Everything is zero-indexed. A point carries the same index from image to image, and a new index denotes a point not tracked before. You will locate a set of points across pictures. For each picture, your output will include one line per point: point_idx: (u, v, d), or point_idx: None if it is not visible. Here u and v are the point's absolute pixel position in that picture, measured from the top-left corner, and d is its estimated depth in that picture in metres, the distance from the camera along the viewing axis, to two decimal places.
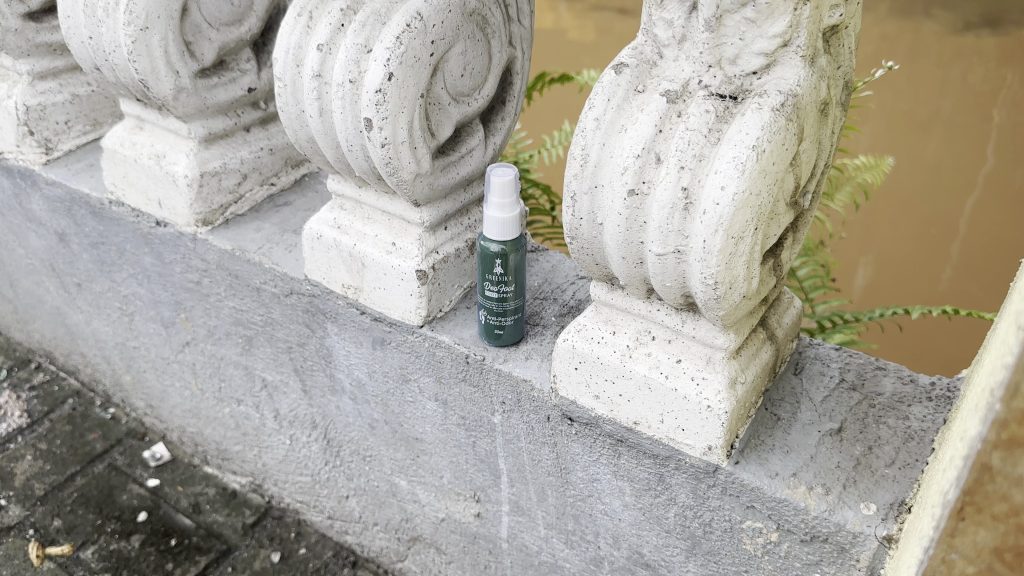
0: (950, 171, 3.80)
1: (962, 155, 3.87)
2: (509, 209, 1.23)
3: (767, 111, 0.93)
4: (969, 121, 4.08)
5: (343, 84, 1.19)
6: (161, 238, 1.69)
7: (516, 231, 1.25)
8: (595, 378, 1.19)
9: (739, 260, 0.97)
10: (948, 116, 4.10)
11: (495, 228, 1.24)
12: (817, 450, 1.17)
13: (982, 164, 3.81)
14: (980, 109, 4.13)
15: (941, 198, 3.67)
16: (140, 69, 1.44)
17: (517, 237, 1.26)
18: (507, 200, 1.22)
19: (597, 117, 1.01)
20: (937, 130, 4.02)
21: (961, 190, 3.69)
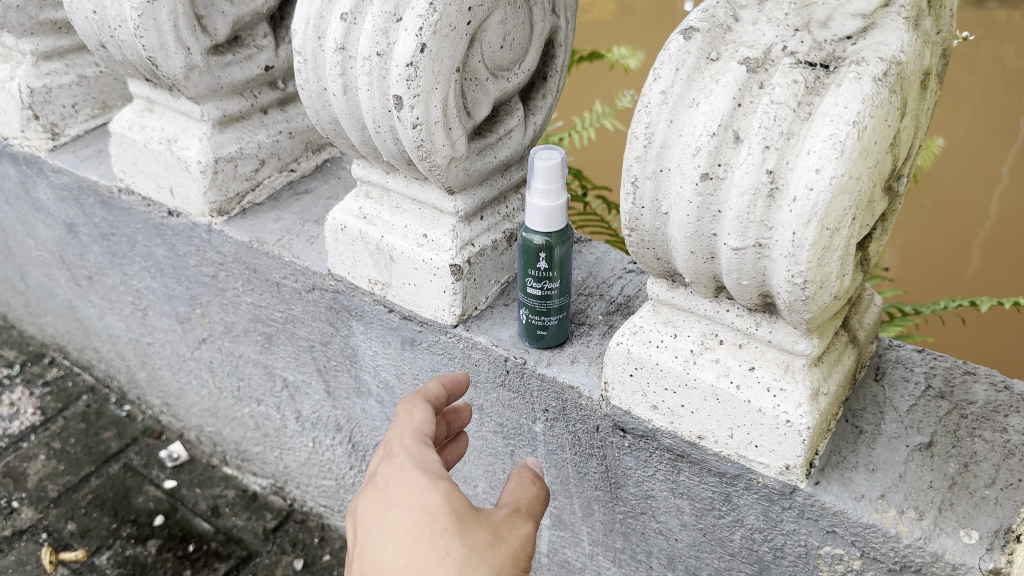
0: (979, 158, 3.59)
1: (996, 144, 3.65)
2: (556, 197, 1.09)
3: (868, 81, 0.80)
4: (1002, 107, 3.87)
5: (370, 57, 1.06)
6: (174, 229, 1.57)
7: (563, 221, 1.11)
8: (653, 387, 1.06)
9: (833, 255, 0.84)
10: (979, 98, 3.91)
11: (539, 220, 1.11)
12: (906, 468, 1.04)
13: (1012, 154, 3.59)
14: (1010, 92, 3.98)
15: (970, 187, 3.46)
16: (147, 45, 1.31)
17: (563, 228, 1.12)
18: (549, 188, 1.08)
19: (663, 90, 0.87)
20: (965, 116, 3.81)
21: (992, 178, 3.47)
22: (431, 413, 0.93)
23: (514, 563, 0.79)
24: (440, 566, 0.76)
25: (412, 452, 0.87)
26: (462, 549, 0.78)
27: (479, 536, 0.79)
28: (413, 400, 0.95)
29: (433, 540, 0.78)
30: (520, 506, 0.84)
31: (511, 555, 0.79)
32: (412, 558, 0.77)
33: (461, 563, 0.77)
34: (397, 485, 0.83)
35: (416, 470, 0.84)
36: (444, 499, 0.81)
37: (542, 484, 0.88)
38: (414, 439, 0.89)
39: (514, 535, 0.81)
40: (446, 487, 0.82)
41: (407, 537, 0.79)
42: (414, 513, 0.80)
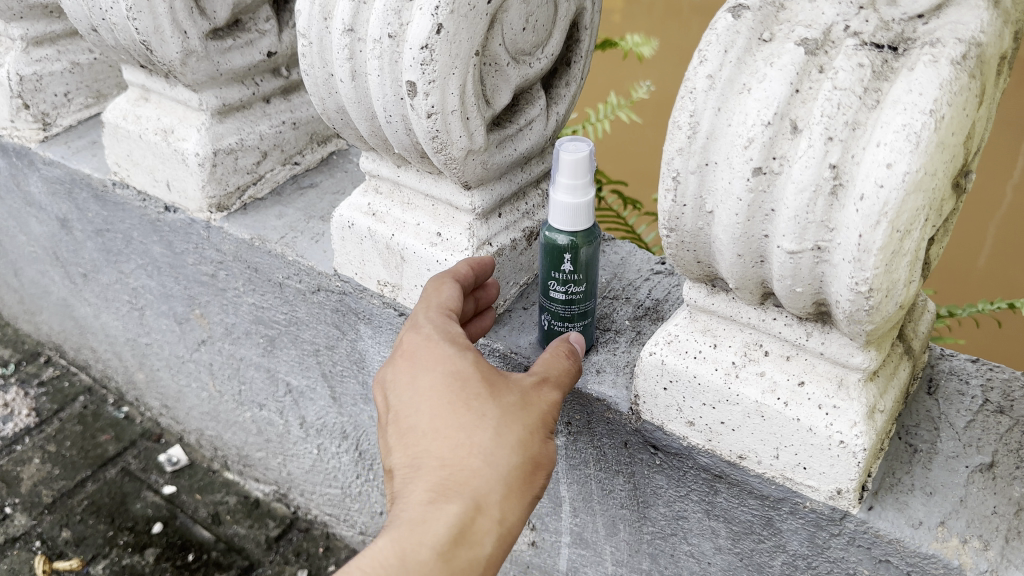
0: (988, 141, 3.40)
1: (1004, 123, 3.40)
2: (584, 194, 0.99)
3: (946, 65, 0.71)
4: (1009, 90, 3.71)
5: (380, 39, 0.96)
6: (171, 225, 1.48)
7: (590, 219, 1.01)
8: (690, 401, 0.98)
9: (902, 261, 0.75)
10: None
11: (564, 217, 1.01)
12: (967, 492, 0.95)
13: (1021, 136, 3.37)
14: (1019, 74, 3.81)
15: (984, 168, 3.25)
16: (141, 28, 1.22)
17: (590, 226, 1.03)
18: (577, 185, 0.97)
19: (710, 74, 0.78)
20: None
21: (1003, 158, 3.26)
22: (457, 291, 0.98)
23: (541, 424, 0.85)
24: (478, 426, 0.82)
25: (436, 326, 0.91)
26: (496, 410, 0.83)
27: (510, 399, 0.85)
28: (439, 278, 0.99)
29: (469, 403, 0.83)
30: (545, 377, 0.90)
31: (540, 416, 0.86)
32: (450, 419, 0.83)
33: (498, 423, 0.82)
34: (428, 354, 0.88)
35: (444, 342, 0.89)
36: (473, 367, 0.86)
37: (575, 357, 0.95)
38: (436, 314, 0.93)
39: (541, 402, 0.87)
40: (473, 357, 0.87)
41: (443, 399, 0.84)
42: (446, 379, 0.85)
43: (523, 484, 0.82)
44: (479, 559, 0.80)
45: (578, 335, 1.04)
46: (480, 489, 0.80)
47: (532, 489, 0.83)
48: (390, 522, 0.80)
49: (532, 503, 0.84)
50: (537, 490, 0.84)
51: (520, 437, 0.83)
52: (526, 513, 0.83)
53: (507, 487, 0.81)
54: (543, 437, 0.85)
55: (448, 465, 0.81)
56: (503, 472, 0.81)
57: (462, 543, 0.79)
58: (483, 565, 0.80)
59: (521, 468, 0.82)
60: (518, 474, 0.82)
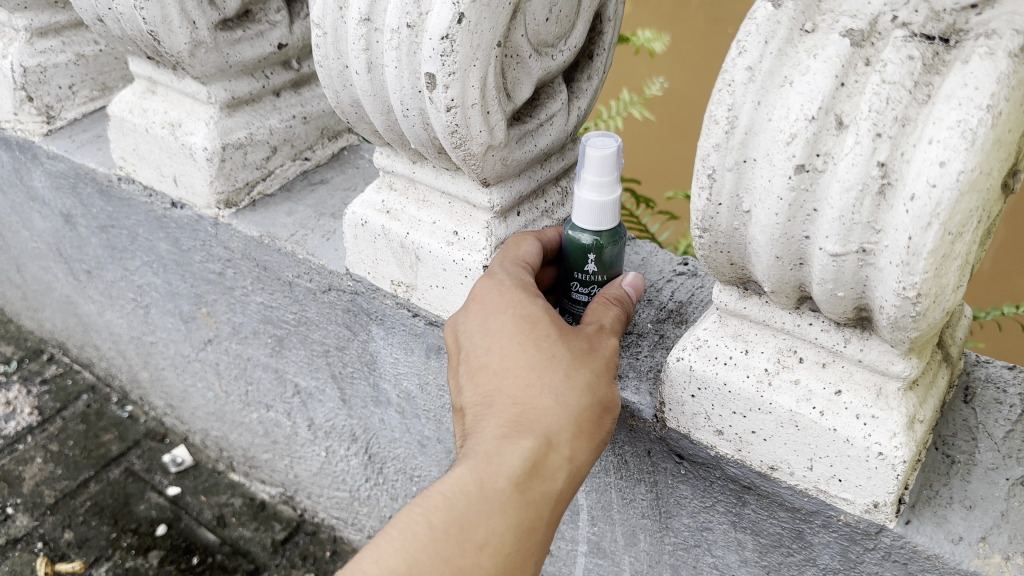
0: None
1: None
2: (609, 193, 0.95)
3: (1004, 58, 0.67)
4: None
5: (398, 30, 0.92)
6: (177, 222, 1.44)
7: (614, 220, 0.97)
8: (719, 409, 0.94)
9: (952, 265, 0.71)
10: None
11: (587, 216, 0.97)
12: (1008, 506, 0.91)
13: None
14: None
15: None
16: (148, 18, 1.18)
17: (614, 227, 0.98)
18: (602, 183, 0.94)
19: (750, 65, 0.74)
20: None
21: None
22: (537, 248, 1.01)
23: (608, 368, 0.87)
24: (550, 366, 0.84)
25: (508, 274, 0.94)
26: (567, 352, 0.85)
27: (579, 342, 0.87)
28: (518, 237, 1.02)
29: (540, 344, 0.85)
30: (608, 324, 0.91)
31: (608, 359, 0.88)
32: (523, 359, 0.85)
33: (568, 364, 0.85)
34: (500, 298, 0.90)
35: (515, 288, 0.91)
36: (544, 311, 0.88)
37: (621, 305, 0.95)
38: (509, 265, 0.96)
39: (607, 346, 0.89)
40: (544, 303, 0.89)
41: (515, 341, 0.86)
42: (518, 322, 0.88)
43: (592, 424, 0.84)
44: (550, 493, 0.82)
45: (635, 278, 0.98)
46: (552, 425, 0.82)
47: (600, 429, 0.86)
48: (465, 455, 0.83)
49: (599, 444, 0.86)
50: (604, 433, 0.86)
51: (589, 379, 0.85)
52: (593, 454, 0.86)
53: (577, 425, 0.84)
54: (610, 380, 0.87)
55: (520, 403, 0.83)
56: (574, 411, 0.83)
57: (535, 478, 0.81)
58: (553, 500, 0.83)
59: (590, 408, 0.84)
60: (587, 414, 0.84)
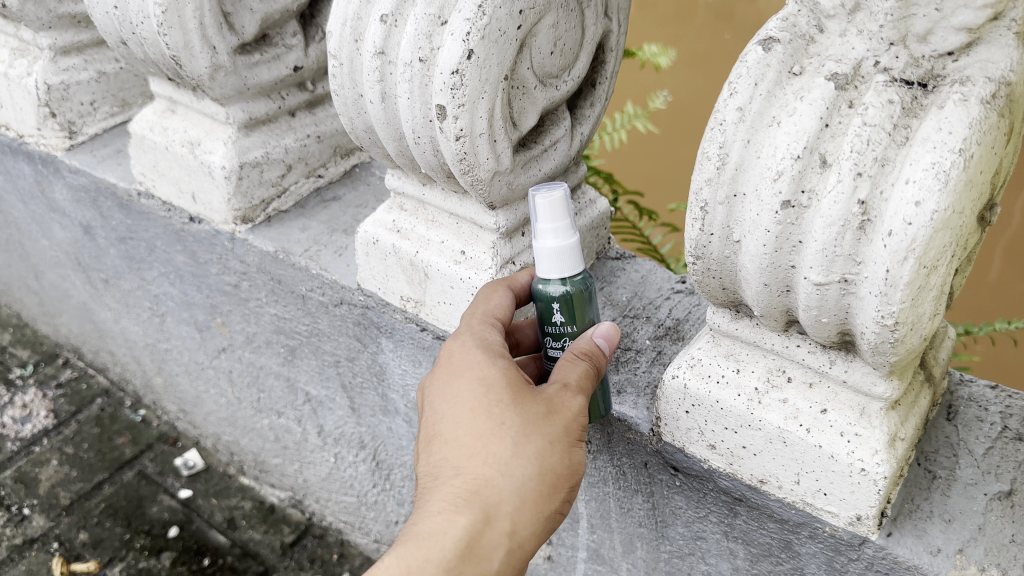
0: None
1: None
2: (569, 240, 0.94)
3: (976, 104, 0.72)
4: None
5: (411, 63, 0.97)
6: (195, 236, 1.49)
7: (579, 265, 0.96)
8: (711, 425, 0.99)
9: (928, 296, 0.76)
10: None
11: (551, 267, 0.95)
12: (985, 520, 0.96)
13: None
14: None
15: None
16: (171, 43, 1.24)
17: (584, 274, 0.97)
18: (562, 232, 0.93)
19: (741, 106, 0.79)
20: None
21: None
22: (509, 299, 0.99)
23: (564, 433, 0.86)
24: (497, 438, 0.84)
25: (475, 331, 0.93)
26: (517, 420, 0.85)
27: (534, 407, 0.85)
28: (494, 285, 1.01)
29: (490, 412, 0.85)
30: (575, 380, 0.88)
31: (565, 425, 0.86)
32: (472, 428, 0.85)
33: (516, 436, 0.84)
34: (459, 359, 0.90)
35: (478, 348, 0.91)
36: (501, 375, 0.87)
37: (590, 359, 0.91)
38: (478, 319, 0.95)
39: (569, 409, 0.87)
40: (504, 364, 0.88)
41: (466, 408, 0.86)
42: (471, 386, 0.87)
43: (538, 497, 0.85)
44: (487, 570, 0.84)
45: (606, 329, 0.94)
46: (492, 500, 0.83)
47: (548, 501, 0.86)
48: (408, 527, 0.85)
49: (549, 513, 0.86)
50: (555, 501, 0.86)
51: (538, 448, 0.84)
52: (541, 525, 0.86)
53: (520, 499, 0.84)
54: (564, 448, 0.86)
55: (464, 477, 0.84)
56: (517, 485, 0.84)
57: (471, 556, 0.83)
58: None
59: (536, 481, 0.85)
60: (532, 487, 0.84)
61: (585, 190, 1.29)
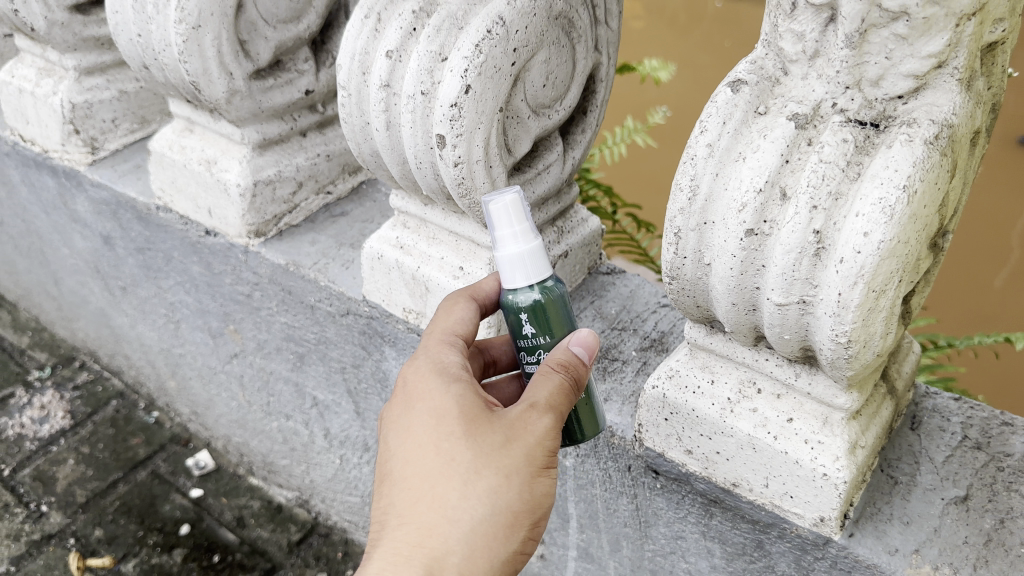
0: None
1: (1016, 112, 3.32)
2: (531, 242, 0.92)
3: (919, 145, 0.80)
4: None
5: (414, 96, 1.06)
6: (210, 248, 1.58)
7: (547, 270, 0.93)
8: (688, 432, 1.07)
9: (878, 316, 0.84)
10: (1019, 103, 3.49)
11: (519, 275, 0.92)
12: (941, 523, 1.03)
13: None
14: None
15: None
16: (191, 70, 1.33)
17: (552, 279, 0.94)
18: (522, 233, 0.90)
19: (710, 143, 0.87)
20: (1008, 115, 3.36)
21: None
22: (471, 311, 0.95)
23: (524, 465, 0.80)
24: (446, 477, 0.79)
25: (431, 354, 0.89)
26: (469, 455, 0.79)
27: (490, 439, 0.80)
28: (456, 296, 0.97)
29: (439, 447, 0.80)
30: (543, 400, 0.82)
31: (525, 457, 0.80)
32: (420, 465, 0.80)
33: (468, 474, 0.79)
34: (414, 387, 0.85)
35: (433, 373, 0.86)
36: (454, 404, 0.82)
37: (566, 372, 0.85)
38: (438, 339, 0.91)
39: (530, 435, 0.81)
40: (459, 390, 0.83)
41: (416, 444, 0.81)
42: (423, 419, 0.82)
43: (492, 538, 0.80)
44: None
45: (582, 337, 0.89)
46: (440, 546, 0.78)
47: (507, 541, 0.80)
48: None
49: (508, 554, 0.81)
50: (515, 540, 0.81)
51: (493, 483, 0.79)
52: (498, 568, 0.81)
53: (471, 543, 0.79)
54: (523, 482, 0.80)
55: (412, 522, 0.79)
56: (468, 527, 0.79)
57: None
58: None
59: (491, 521, 0.80)
60: (485, 528, 0.79)
61: (578, 210, 1.37)
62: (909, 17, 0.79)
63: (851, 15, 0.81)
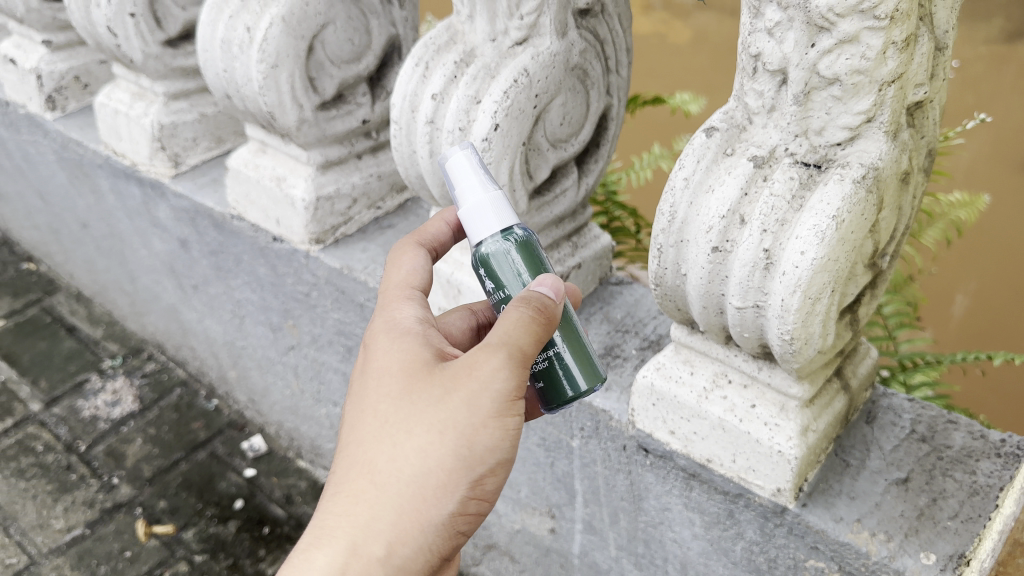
0: None
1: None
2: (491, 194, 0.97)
3: (848, 183, 1.00)
4: None
5: (452, 131, 1.30)
6: (276, 253, 1.82)
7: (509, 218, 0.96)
8: (671, 415, 1.30)
9: (815, 319, 1.05)
10: None
11: (482, 225, 0.96)
12: (882, 498, 1.23)
13: None
14: None
15: None
16: (268, 102, 1.58)
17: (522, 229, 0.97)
18: (482, 182, 0.96)
19: (686, 177, 1.10)
20: None
21: None
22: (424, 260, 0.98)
23: (462, 417, 0.81)
24: (378, 438, 0.81)
25: (388, 316, 0.91)
26: (403, 413, 0.82)
27: (427, 395, 0.82)
28: (413, 249, 1.00)
29: (375, 410, 0.83)
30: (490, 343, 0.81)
31: (463, 410, 0.81)
32: (358, 428, 0.83)
33: (402, 433, 0.81)
34: (369, 351, 0.89)
35: (385, 335, 0.88)
36: (395, 364, 0.84)
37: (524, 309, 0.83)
38: (397, 300, 0.93)
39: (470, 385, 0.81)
40: (405, 350, 0.86)
41: (359, 408, 0.84)
42: (371, 382, 0.85)
43: (426, 495, 0.81)
44: None
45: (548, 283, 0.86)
46: (370, 507, 0.80)
47: (444, 500, 0.81)
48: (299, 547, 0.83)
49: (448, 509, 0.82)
50: (455, 494, 0.81)
51: (424, 438, 0.80)
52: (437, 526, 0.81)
53: (403, 501, 0.80)
54: (460, 437, 0.81)
55: (346, 484, 0.81)
56: (399, 485, 0.80)
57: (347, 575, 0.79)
58: None
59: (426, 479, 0.80)
60: (419, 485, 0.80)
61: (591, 228, 1.60)
62: (841, 83, 0.99)
63: (796, 80, 1.02)
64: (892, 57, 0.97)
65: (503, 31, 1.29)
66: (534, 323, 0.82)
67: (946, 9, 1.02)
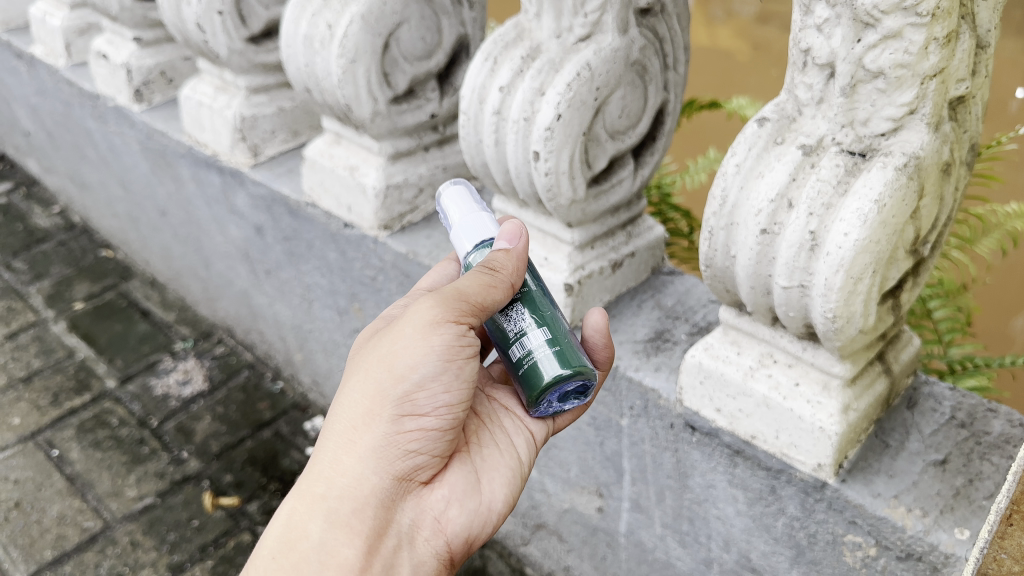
0: None
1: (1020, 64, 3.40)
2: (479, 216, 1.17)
3: (891, 170, 1.06)
4: None
5: (518, 121, 1.39)
6: (346, 238, 1.93)
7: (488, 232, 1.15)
8: (717, 393, 1.37)
9: (857, 298, 1.11)
10: None
11: (465, 241, 1.15)
12: (920, 477, 1.28)
13: None
14: None
15: None
16: (346, 95, 1.69)
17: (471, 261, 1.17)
18: (468, 206, 1.17)
19: (738, 164, 1.18)
20: None
21: None
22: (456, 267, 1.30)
23: (385, 350, 1.07)
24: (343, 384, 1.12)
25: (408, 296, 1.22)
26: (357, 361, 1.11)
27: (373, 343, 1.11)
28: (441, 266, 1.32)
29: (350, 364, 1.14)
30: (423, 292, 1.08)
31: (388, 344, 1.07)
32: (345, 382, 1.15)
33: (350, 378, 1.10)
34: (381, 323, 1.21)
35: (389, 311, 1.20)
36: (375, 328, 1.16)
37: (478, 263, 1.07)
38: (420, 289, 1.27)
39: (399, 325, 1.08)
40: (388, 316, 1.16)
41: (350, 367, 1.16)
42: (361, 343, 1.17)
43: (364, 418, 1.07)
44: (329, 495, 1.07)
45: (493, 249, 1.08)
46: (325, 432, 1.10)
47: (376, 417, 1.06)
48: None
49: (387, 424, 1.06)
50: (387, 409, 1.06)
51: (363, 372, 1.09)
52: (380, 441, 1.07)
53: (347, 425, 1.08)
54: (383, 366, 1.07)
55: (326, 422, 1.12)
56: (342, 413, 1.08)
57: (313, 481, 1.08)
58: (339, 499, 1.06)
59: (358, 408, 1.07)
60: (358, 408, 1.07)
61: (646, 219, 1.68)
62: (885, 76, 1.06)
63: (844, 72, 1.09)
64: (934, 52, 1.04)
65: (568, 28, 1.37)
66: (469, 277, 1.05)
67: (989, 9, 1.09)
